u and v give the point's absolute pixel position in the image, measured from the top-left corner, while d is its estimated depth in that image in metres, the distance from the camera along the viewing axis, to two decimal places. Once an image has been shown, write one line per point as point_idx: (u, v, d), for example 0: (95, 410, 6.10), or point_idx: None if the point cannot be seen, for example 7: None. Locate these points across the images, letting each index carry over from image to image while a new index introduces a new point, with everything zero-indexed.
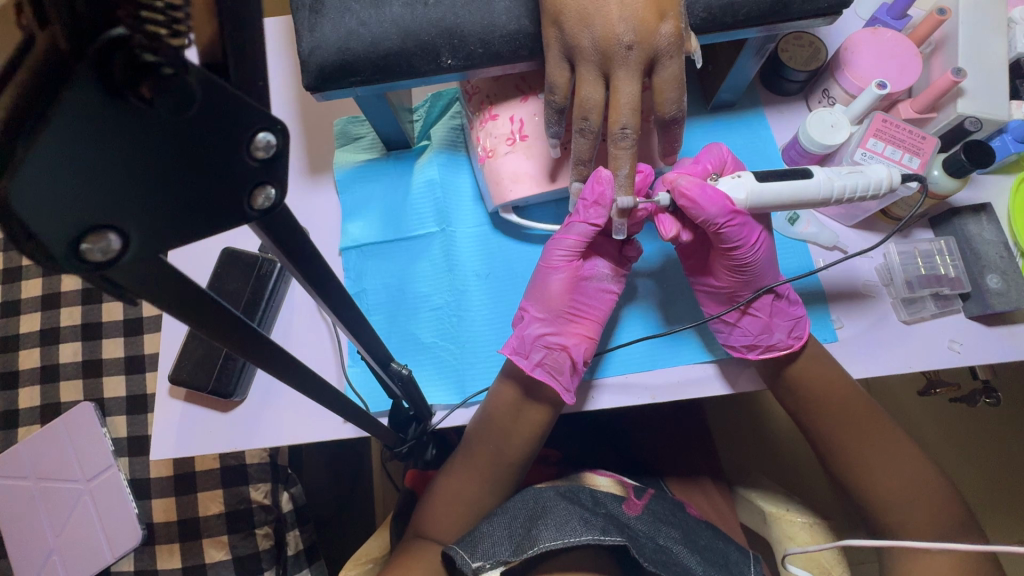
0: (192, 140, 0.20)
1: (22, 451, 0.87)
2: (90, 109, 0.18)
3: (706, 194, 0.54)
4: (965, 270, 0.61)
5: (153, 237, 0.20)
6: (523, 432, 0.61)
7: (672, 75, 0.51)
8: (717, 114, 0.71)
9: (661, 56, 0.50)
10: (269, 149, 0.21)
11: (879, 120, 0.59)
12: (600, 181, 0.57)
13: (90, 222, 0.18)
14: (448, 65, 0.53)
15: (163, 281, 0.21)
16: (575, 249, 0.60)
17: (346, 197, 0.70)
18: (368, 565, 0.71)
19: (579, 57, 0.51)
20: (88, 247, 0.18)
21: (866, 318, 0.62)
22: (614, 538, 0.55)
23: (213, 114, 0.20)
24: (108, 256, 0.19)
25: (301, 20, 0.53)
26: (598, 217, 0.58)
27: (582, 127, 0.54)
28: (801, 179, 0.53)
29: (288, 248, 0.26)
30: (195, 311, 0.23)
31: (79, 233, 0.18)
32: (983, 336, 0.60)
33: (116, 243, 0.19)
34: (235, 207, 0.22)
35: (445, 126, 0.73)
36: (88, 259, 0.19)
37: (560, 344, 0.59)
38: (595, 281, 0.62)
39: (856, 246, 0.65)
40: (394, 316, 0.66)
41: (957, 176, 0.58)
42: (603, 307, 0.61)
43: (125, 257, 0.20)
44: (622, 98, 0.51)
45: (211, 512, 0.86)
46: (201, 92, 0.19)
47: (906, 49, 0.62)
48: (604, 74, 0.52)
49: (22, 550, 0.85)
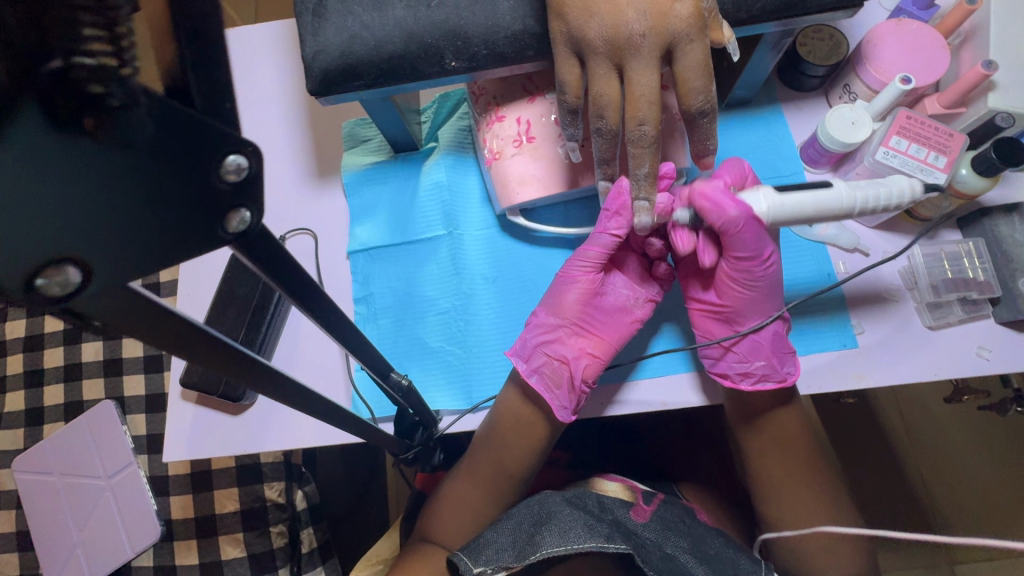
0: (149, 168, 0.20)
1: (46, 448, 0.89)
2: (37, 146, 0.18)
3: (722, 198, 0.53)
4: (996, 273, 0.58)
5: (120, 267, 0.20)
6: (529, 439, 0.60)
7: (694, 62, 0.48)
8: (732, 111, 0.69)
9: (679, 41, 0.47)
10: (240, 172, 0.21)
11: (902, 117, 0.56)
12: (622, 191, 0.57)
13: (49, 256, 0.18)
14: (452, 67, 0.52)
15: (135, 312, 0.21)
16: (594, 260, 0.59)
17: (354, 200, 0.70)
18: (377, 566, 0.73)
19: (587, 51, 0.49)
20: (45, 282, 0.18)
21: (886, 323, 0.60)
22: (618, 546, 0.54)
23: (169, 140, 0.20)
24: (67, 289, 0.19)
25: (305, 25, 0.52)
26: (619, 227, 0.58)
27: (599, 125, 0.51)
28: (821, 190, 0.51)
29: (270, 267, 0.25)
30: (175, 337, 0.23)
31: (34, 269, 0.18)
32: (1012, 343, 0.57)
33: (76, 277, 0.19)
34: (208, 230, 0.21)
35: (454, 127, 0.72)
36: (46, 294, 0.18)
37: (562, 355, 0.58)
38: (612, 297, 0.60)
39: (878, 247, 0.62)
40: (401, 320, 0.66)
41: (987, 175, 0.55)
42: (617, 327, 0.60)
43: (86, 289, 0.19)
44: (637, 91, 0.49)
45: (227, 509, 0.87)
46: (154, 121, 0.19)
47: (932, 41, 0.59)
48: (616, 66, 0.49)
49: (49, 544, 0.88)
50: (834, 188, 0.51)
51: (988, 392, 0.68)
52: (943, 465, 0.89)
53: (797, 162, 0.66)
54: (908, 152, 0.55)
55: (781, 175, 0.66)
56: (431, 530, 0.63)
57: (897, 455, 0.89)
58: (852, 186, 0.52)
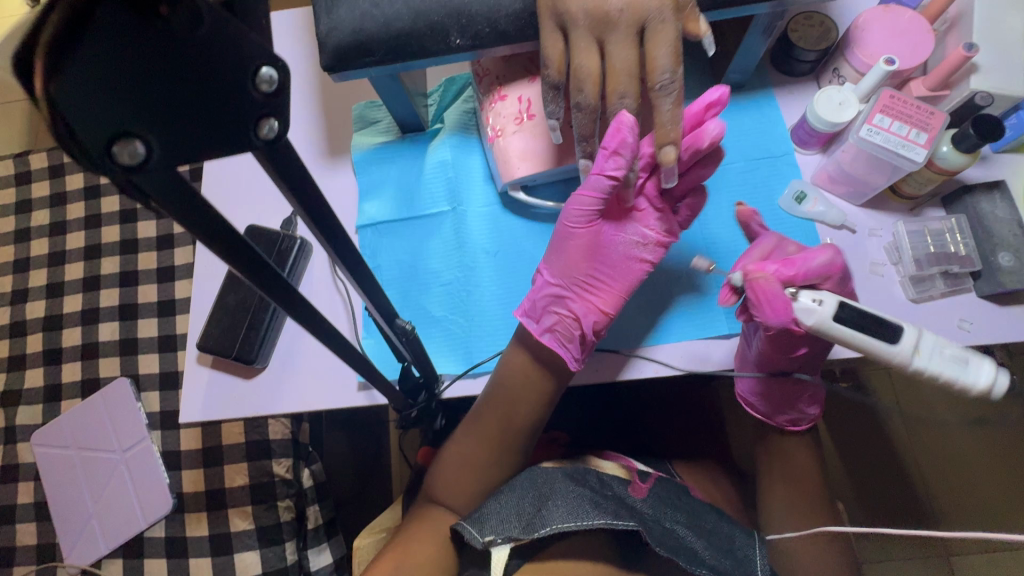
0: (207, 61, 0.21)
1: (65, 422, 0.94)
2: (121, 24, 0.19)
3: (774, 302, 0.54)
4: (977, 248, 0.60)
5: (174, 151, 0.22)
6: (527, 401, 0.64)
7: (666, 39, 0.51)
8: (726, 95, 0.71)
9: (652, 19, 0.51)
10: (272, 83, 0.23)
11: (886, 96, 0.58)
12: (622, 127, 0.54)
13: (116, 128, 0.20)
14: (457, 45, 0.55)
15: (182, 201, 0.23)
16: (591, 207, 0.60)
17: (363, 178, 0.73)
18: (381, 534, 0.76)
19: (571, 25, 0.52)
20: (117, 150, 0.20)
21: (870, 296, 0.62)
22: (626, 523, 0.57)
23: (224, 38, 0.21)
24: (135, 160, 0.21)
25: (319, 4, 0.56)
26: (616, 167, 0.56)
27: (579, 100, 0.54)
28: (880, 337, 0.49)
29: (289, 179, 0.28)
30: (217, 231, 0.25)
31: (106, 138, 0.20)
32: (993, 315, 0.60)
33: (141, 151, 0.21)
34: (245, 130, 0.24)
35: (458, 109, 0.75)
36: (117, 161, 0.20)
37: (572, 312, 0.61)
38: (617, 245, 0.62)
39: (864, 224, 0.65)
40: (407, 291, 0.69)
41: (966, 150, 0.56)
42: (628, 276, 0.62)
43: (149, 163, 0.21)
44: (616, 65, 0.53)
45: (236, 483, 0.90)
46: (210, 16, 0.21)
47: (918, 27, 0.62)
48: (597, 40, 0.53)
49: (68, 513, 0.92)
50: (896, 348, 0.49)
51: None
52: None
53: (788, 143, 0.68)
54: (890, 129, 0.57)
55: (772, 156, 0.68)
56: (434, 491, 0.66)
57: None
58: (921, 348, 0.49)
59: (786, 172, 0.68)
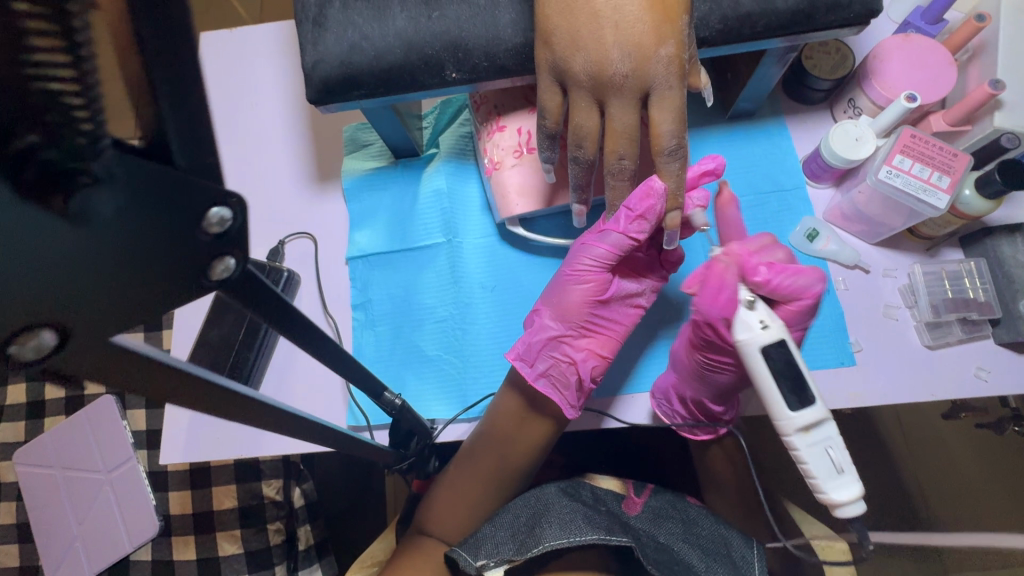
0: (131, 228, 0.21)
1: (47, 441, 0.89)
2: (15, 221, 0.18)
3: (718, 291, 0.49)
4: (996, 294, 0.58)
5: (97, 329, 0.21)
6: (523, 448, 0.61)
7: (671, 105, 0.48)
8: (735, 123, 0.68)
9: (657, 86, 0.47)
10: (223, 224, 0.22)
11: (907, 135, 0.55)
12: (651, 192, 0.51)
13: (23, 323, 0.19)
14: (453, 78, 0.51)
15: (118, 369, 0.22)
16: (604, 259, 0.57)
17: (354, 205, 0.69)
18: (372, 568, 0.73)
19: (572, 83, 0.49)
20: (19, 348, 0.19)
21: (883, 341, 0.59)
22: (619, 538, 0.54)
23: (156, 195, 0.21)
24: (41, 352, 0.20)
25: (305, 33, 0.52)
26: (638, 230, 0.54)
27: (577, 155, 0.52)
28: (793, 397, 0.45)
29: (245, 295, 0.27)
30: (161, 383, 0.24)
31: (9, 336, 0.19)
32: (1012, 364, 0.57)
33: (51, 339, 0.20)
34: (190, 278, 0.23)
35: (455, 134, 0.71)
36: (19, 359, 0.19)
37: (570, 357, 0.57)
38: (620, 295, 0.59)
39: (878, 264, 0.62)
40: (399, 328, 0.66)
41: (991, 197, 0.54)
42: (623, 324, 0.59)
43: (61, 351, 0.20)
44: (617, 126, 0.50)
45: (225, 506, 0.88)
46: (125, 172, 0.20)
47: (940, 58, 0.58)
48: (598, 100, 0.50)
49: (49, 539, 0.87)
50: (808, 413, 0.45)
51: (985, 412, 0.67)
52: (941, 476, 0.89)
53: (799, 176, 0.65)
54: (910, 172, 0.54)
55: (782, 189, 0.65)
56: (427, 529, 0.63)
57: (895, 466, 0.90)
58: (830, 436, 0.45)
59: (797, 207, 0.64)
